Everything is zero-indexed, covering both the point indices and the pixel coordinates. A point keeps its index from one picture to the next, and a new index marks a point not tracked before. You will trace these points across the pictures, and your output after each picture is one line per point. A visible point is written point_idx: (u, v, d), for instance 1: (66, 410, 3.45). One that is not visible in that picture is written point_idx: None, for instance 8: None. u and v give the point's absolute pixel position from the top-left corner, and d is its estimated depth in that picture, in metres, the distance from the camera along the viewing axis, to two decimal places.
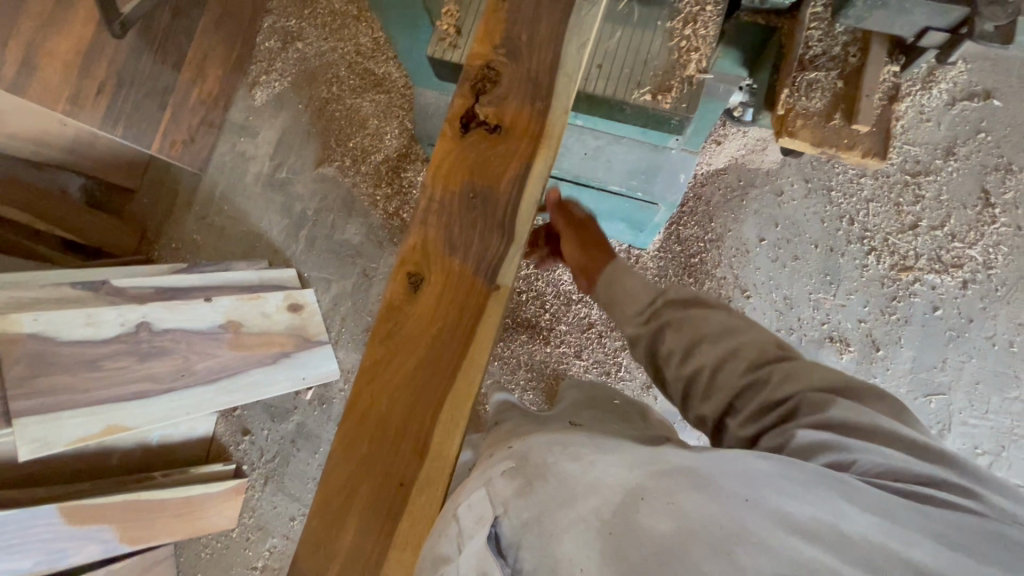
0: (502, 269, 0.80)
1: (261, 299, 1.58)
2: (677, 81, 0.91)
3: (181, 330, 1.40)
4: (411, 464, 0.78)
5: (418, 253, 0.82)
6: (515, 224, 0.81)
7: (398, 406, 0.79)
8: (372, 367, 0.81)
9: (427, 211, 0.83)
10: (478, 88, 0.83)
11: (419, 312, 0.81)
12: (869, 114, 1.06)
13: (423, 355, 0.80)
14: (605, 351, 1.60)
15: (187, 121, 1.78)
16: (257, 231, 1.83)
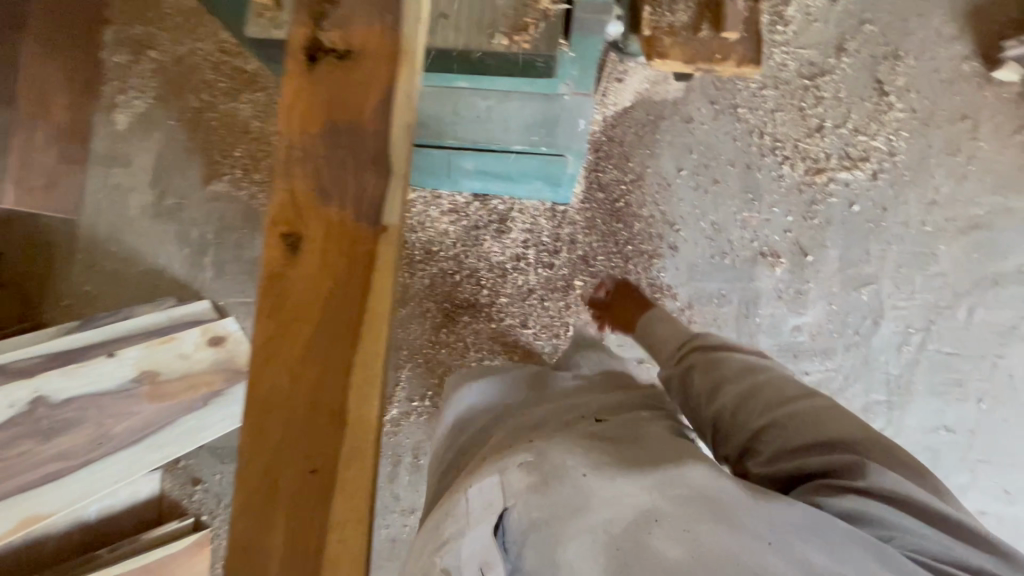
0: (386, 207, 0.72)
1: (175, 340, 1.39)
2: (532, 18, 0.89)
3: (89, 395, 1.28)
4: (333, 437, 0.70)
5: (288, 210, 0.73)
6: (390, 154, 0.72)
7: (303, 381, 0.71)
8: (265, 345, 0.72)
9: (287, 160, 0.73)
10: (317, 13, 0.74)
11: (305, 275, 0.72)
12: (735, 20, 1.10)
13: (320, 319, 0.71)
14: (551, 313, 1.56)
15: (43, 163, 1.57)
16: (155, 269, 1.65)
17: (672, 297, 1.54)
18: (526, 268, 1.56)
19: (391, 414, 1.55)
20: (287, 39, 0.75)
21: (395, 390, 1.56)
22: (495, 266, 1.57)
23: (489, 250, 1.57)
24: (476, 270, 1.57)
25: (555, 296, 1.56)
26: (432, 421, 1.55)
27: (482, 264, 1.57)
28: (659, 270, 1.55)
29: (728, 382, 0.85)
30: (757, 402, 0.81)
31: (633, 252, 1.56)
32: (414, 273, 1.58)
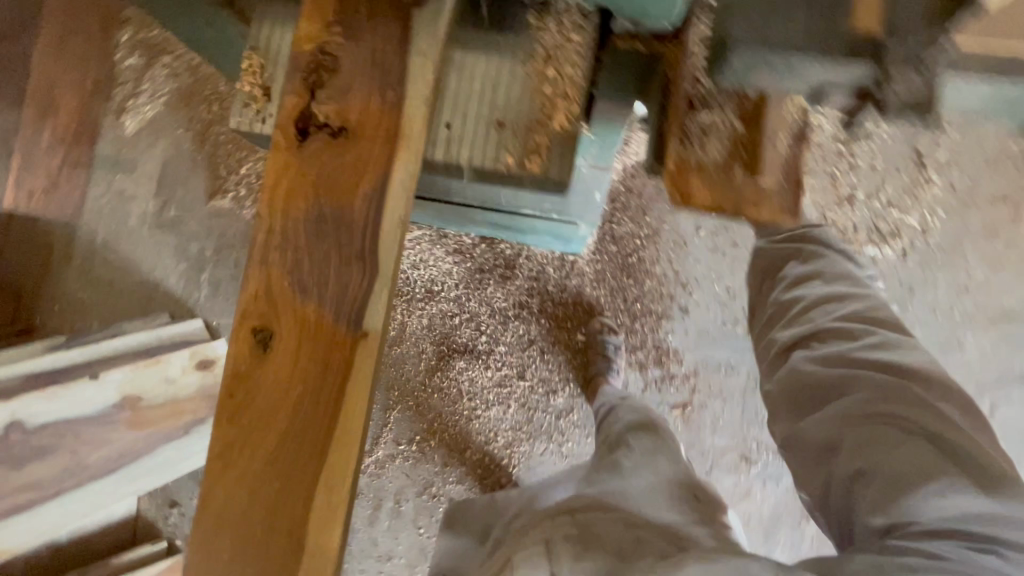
0: (369, 312, 0.67)
1: (163, 363, 1.34)
2: (544, 138, 0.87)
3: (65, 421, 1.24)
4: (291, 552, 0.66)
5: (263, 302, 0.68)
6: (377, 251, 0.66)
7: (264, 488, 0.67)
8: (227, 446, 0.67)
9: (266, 247, 0.67)
10: (312, 83, 0.68)
11: (275, 374, 0.67)
12: (774, 164, 0.74)
13: (287, 424, 0.67)
14: (551, 368, 1.50)
15: None
16: (151, 281, 1.60)
17: (677, 363, 1.47)
18: (528, 318, 1.50)
19: (376, 455, 1.52)
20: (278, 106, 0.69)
21: (381, 432, 1.52)
22: (496, 314, 1.51)
23: (491, 297, 1.51)
24: (477, 315, 1.51)
25: (556, 351, 1.50)
26: (416, 467, 1.51)
27: (484, 309, 1.51)
28: (667, 333, 1.48)
29: (817, 278, 0.93)
30: (809, 377, 0.84)
31: (641, 311, 1.49)
32: (412, 312, 1.53)
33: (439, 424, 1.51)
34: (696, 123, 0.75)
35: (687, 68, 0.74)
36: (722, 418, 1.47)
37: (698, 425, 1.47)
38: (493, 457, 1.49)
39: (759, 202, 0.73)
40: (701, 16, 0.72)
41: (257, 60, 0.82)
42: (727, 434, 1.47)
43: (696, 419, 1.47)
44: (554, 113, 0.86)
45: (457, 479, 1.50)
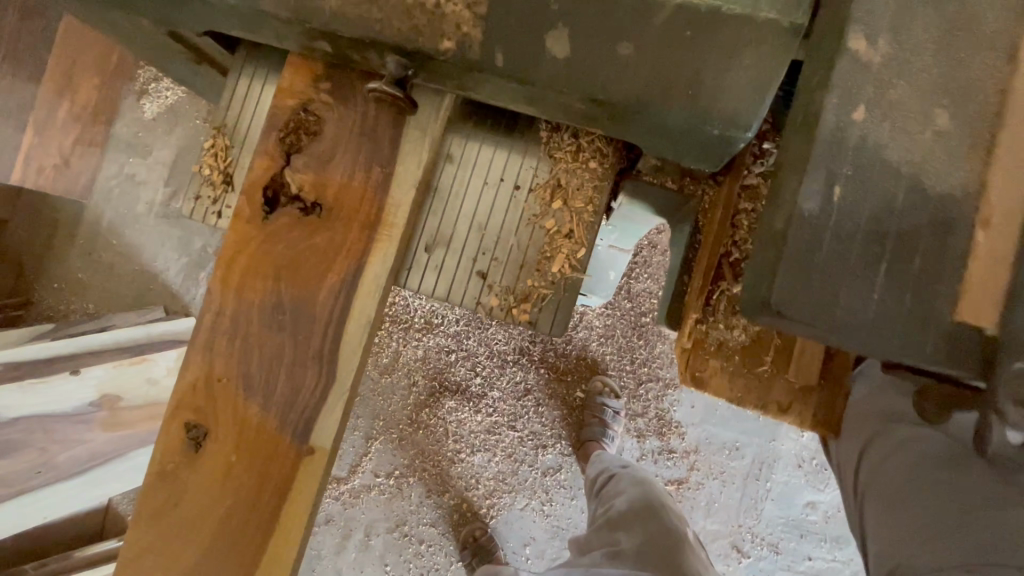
0: (317, 428, 0.68)
1: (149, 362, 1.30)
2: (539, 286, 0.75)
3: (37, 416, 1.16)
4: None
5: (201, 396, 0.69)
6: (335, 360, 0.67)
7: (198, 570, 0.70)
8: (166, 522, 0.71)
9: (214, 333, 0.69)
10: (289, 144, 0.67)
11: (213, 469, 0.69)
12: (811, 368, 0.65)
13: (223, 517, 0.69)
14: (544, 422, 1.41)
15: (59, 143, 1.44)
16: (150, 272, 1.55)
17: (678, 437, 1.38)
18: (527, 365, 1.40)
19: (352, 483, 1.44)
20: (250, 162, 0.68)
21: (360, 460, 1.44)
22: (495, 357, 1.40)
23: (492, 339, 1.40)
24: (474, 354, 1.41)
25: (552, 405, 1.41)
26: (392, 502, 1.44)
27: (483, 350, 1.40)
28: (671, 403, 1.38)
29: None
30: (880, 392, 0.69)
31: (647, 376, 1.39)
32: (408, 341, 1.42)
33: (422, 461, 1.43)
34: (725, 293, 0.67)
35: (721, 229, 0.67)
36: (718, 502, 1.37)
37: (691, 506, 1.38)
38: (472, 504, 1.42)
39: (789, 402, 0.67)
40: (750, 164, 0.67)
41: (223, 141, 0.82)
42: (720, 520, 1.37)
43: (689, 498, 1.38)
44: (554, 259, 0.74)
45: (432, 522, 1.43)
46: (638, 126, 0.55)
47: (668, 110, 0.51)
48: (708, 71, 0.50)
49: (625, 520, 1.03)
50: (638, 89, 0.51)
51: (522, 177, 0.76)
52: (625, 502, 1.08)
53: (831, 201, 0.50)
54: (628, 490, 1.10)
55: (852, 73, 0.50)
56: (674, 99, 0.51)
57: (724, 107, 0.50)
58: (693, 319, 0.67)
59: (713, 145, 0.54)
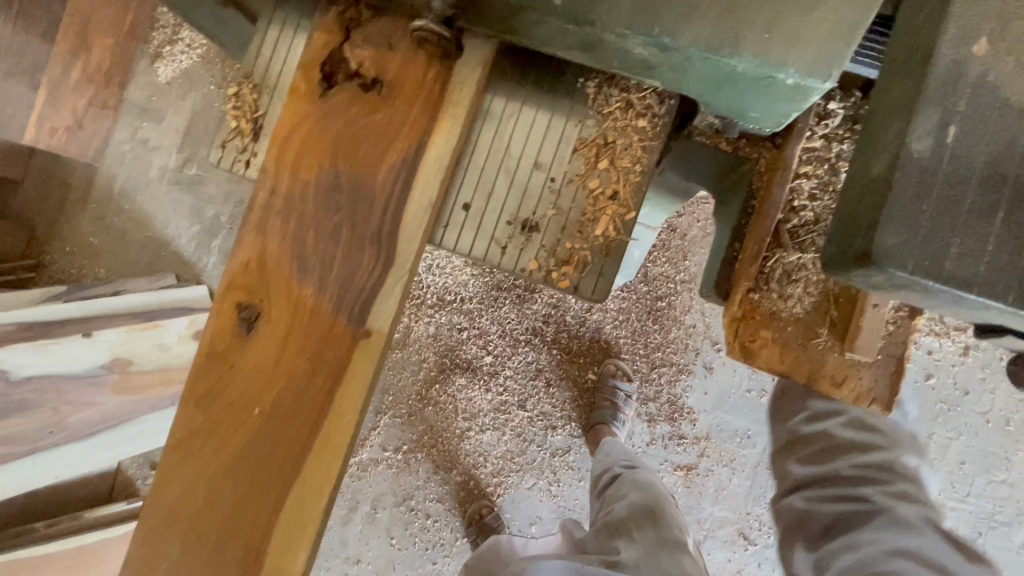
0: (373, 310, 0.66)
1: (159, 327, 1.28)
2: (585, 249, 0.73)
3: (50, 376, 1.16)
4: (257, 535, 0.67)
5: (253, 275, 0.67)
6: (395, 241, 0.65)
7: (244, 459, 0.68)
8: (213, 410, 0.69)
9: (267, 212, 0.67)
10: (349, 18, 0.66)
11: (262, 356, 0.67)
12: (873, 337, 0.64)
13: (273, 404, 0.67)
14: (553, 404, 1.40)
15: (73, 104, 1.40)
16: (162, 239, 1.53)
17: (689, 422, 1.36)
18: (540, 348, 1.39)
19: (361, 456, 1.44)
20: (309, 38, 0.67)
21: (369, 435, 1.43)
22: (507, 337, 1.39)
23: (505, 318, 1.38)
24: (486, 333, 1.39)
25: (562, 387, 1.40)
26: (399, 477, 1.44)
27: (494, 329, 1.39)
28: (684, 389, 1.37)
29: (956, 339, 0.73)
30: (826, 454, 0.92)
31: (661, 360, 1.38)
32: (421, 318, 1.41)
33: (432, 438, 1.42)
34: (779, 261, 0.67)
35: (783, 191, 0.66)
36: (727, 489, 1.36)
37: (699, 492, 1.37)
38: (479, 481, 1.42)
39: (842, 376, 0.66)
40: (815, 125, 0.67)
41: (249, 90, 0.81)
42: (728, 507, 1.37)
43: (698, 484, 1.37)
44: (598, 221, 0.72)
45: (439, 497, 1.43)
46: (701, 68, 0.49)
47: (737, 57, 0.46)
48: (785, 10, 0.44)
49: (627, 527, 1.01)
50: (706, 33, 0.46)
51: (567, 135, 0.74)
52: (625, 509, 1.05)
53: (945, 140, 0.47)
54: (630, 495, 1.08)
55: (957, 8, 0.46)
56: (746, 44, 0.46)
57: (803, 49, 0.45)
58: (745, 287, 0.66)
59: (785, 94, 0.49)
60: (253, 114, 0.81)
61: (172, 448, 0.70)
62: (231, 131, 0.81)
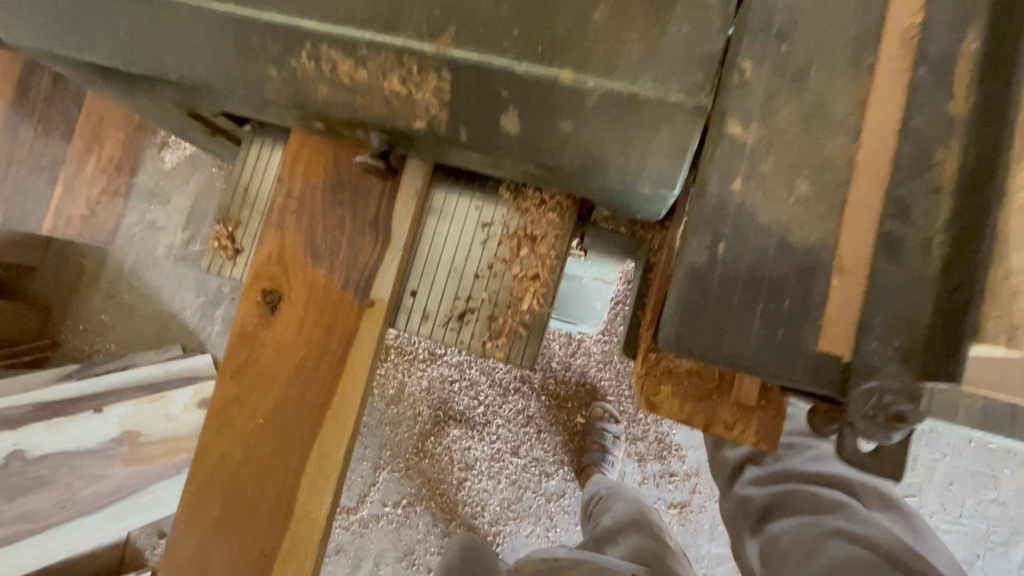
0: (378, 281, 0.68)
1: (166, 398, 1.23)
2: (506, 321, 0.69)
3: (65, 452, 1.10)
4: (284, 494, 0.69)
5: (274, 265, 0.70)
6: (391, 225, 0.68)
7: (268, 432, 0.70)
8: (240, 389, 0.71)
9: (282, 213, 0.70)
10: None
11: (281, 334, 0.70)
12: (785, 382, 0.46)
13: (293, 377, 0.69)
14: (547, 447, 1.44)
15: (86, 194, 1.41)
16: (169, 311, 1.52)
17: (678, 459, 1.39)
18: (530, 392, 1.44)
19: (361, 512, 1.47)
20: None
21: (368, 490, 1.47)
22: (496, 385, 1.45)
23: (494, 367, 1.45)
24: (477, 383, 1.45)
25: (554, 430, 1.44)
26: (399, 531, 1.46)
27: (485, 379, 1.45)
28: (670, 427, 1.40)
29: None
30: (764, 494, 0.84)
31: None
32: (413, 371, 1.47)
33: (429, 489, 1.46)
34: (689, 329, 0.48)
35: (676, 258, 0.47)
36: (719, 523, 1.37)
37: (694, 530, 1.38)
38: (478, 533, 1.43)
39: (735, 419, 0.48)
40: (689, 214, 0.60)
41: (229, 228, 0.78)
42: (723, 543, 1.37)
43: (693, 521, 1.38)
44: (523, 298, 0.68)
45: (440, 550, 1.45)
46: (583, 183, 0.42)
47: (603, 175, 0.39)
48: (636, 142, 0.37)
49: (613, 536, 0.99)
50: (581, 156, 0.39)
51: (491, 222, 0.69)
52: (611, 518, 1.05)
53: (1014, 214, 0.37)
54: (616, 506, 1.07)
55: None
56: (604, 177, 0.40)
57: (656, 155, 0.37)
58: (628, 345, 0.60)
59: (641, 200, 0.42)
60: (228, 230, 0.78)
61: (209, 425, 0.73)
62: (213, 247, 0.77)
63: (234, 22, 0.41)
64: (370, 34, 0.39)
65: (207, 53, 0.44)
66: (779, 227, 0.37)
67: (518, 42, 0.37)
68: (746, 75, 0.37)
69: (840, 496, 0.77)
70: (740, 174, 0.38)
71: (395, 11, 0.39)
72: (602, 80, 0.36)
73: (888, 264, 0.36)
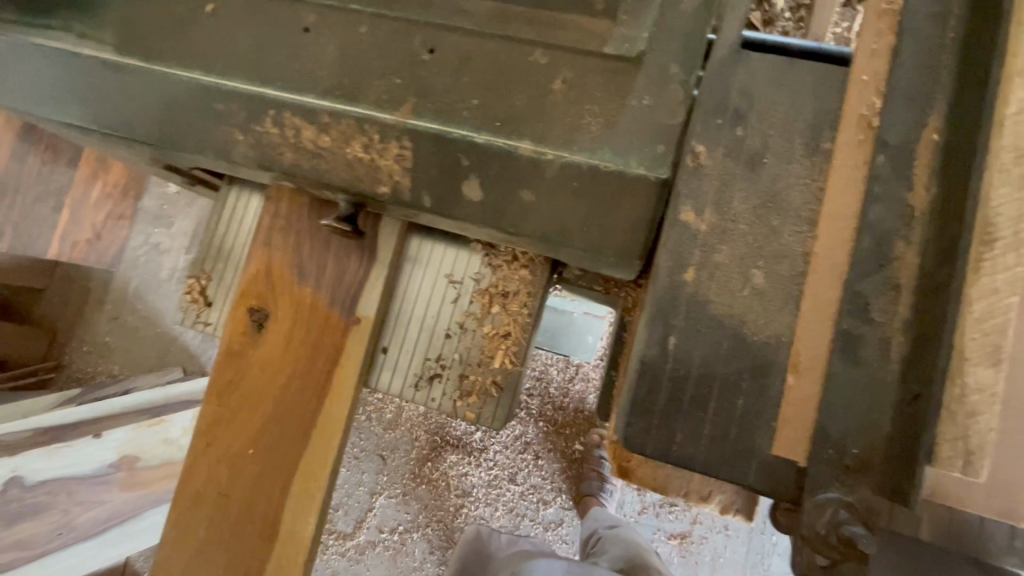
0: (367, 293, 0.49)
1: (166, 422, 1.05)
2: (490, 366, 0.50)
3: (61, 478, 0.89)
4: (260, 541, 0.50)
5: (262, 285, 0.51)
6: (380, 243, 0.49)
7: (244, 467, 0.51)
8: (209, 427, 0.52)
9: (267, 226, 0.50)
10: None
11: (263, 358, 0.50)
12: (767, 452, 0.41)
13: (270, 411, 0.50)
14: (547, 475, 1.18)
15: (90, 220, 1.24)
16: (171, 334, 1.41)
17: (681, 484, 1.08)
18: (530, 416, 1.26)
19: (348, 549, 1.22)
20: None
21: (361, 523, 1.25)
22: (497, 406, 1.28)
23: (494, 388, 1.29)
24: None
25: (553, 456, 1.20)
26: None
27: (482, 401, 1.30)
28: None
29: None
30: None
31: None
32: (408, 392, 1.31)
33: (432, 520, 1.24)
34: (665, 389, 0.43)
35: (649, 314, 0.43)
36: (725, 558, 1.05)
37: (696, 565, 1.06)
38: None
39: (710, 489, 0.42)
40: None
41: (201, 281, 0.55)
42: None
43: (695, 553, 1.06)
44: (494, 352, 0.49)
45: None
46: (558, 252, 0.40)
47: (567, 246, 0.38)
48: (598, 215, 0.36)
49: None
50: (546, 225, 0.38)
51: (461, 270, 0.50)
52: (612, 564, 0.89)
53: None
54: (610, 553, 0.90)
55: None
56: (570, 246, 0.38)
57: (616, 236, 0.36)
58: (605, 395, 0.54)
59: (611, 265, 0.39)
60: (200, 280, 0.55)
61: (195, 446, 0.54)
62: (182, 300, 0.55)
63: (201, 88, 0.42)
64: (333, 101, 0.39)
65: (175, 113, 0.44)
66: (731, 319, 0.29)
67: (478, 112, 0.37)
68: (699, 160, 0.32)
69: None
70: (692, 262, 0.30)
71: (357, 82, 0.39)
72: (561, 150, 0.35)
73: (846, 368, 0.28)
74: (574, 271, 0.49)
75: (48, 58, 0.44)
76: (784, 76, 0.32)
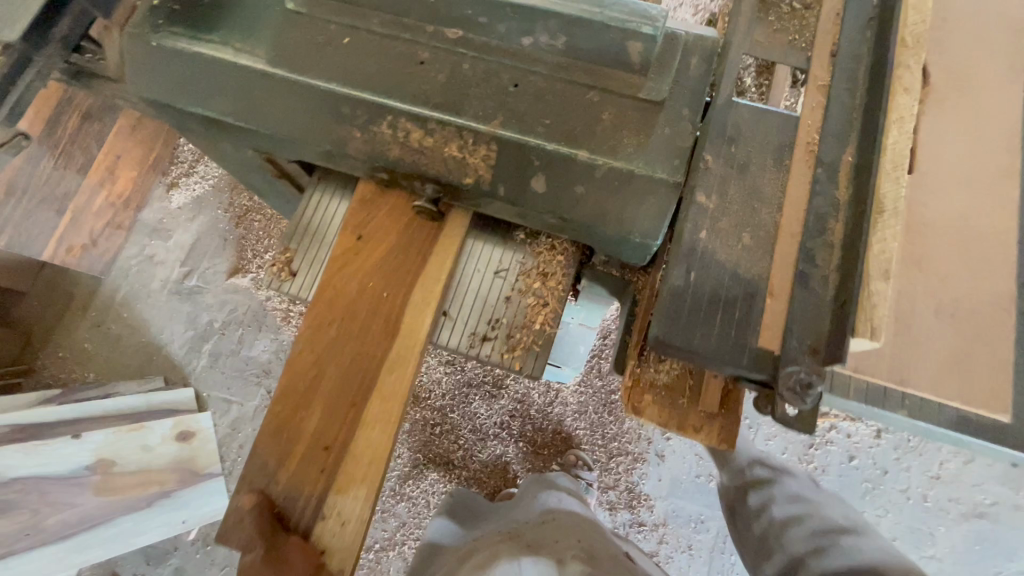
0: None
1: (146, 429, 1.01)
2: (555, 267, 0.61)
3: (38, 476, 0.88)
4: (381, 341, 0.56)
5: None
6: None
7: (369, 283, 0.58)
8: (340, 255, 0.59)
9: None
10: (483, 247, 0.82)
11: (392, 206, 0.60)
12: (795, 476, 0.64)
13: (395, 240, 0.59)
14: None
15: (91, 227, 1.11)
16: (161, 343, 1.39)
17: (649, 508, 1.11)
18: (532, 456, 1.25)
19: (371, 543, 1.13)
20: None
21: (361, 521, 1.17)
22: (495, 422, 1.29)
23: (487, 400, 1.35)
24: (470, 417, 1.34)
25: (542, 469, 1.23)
26: None
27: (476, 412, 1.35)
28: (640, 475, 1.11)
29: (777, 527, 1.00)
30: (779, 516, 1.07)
31: (619, 450, 1.13)
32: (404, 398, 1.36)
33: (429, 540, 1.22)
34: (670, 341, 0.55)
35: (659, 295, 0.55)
36: None
37: None
38: None
39: (703, 422, 0.55)
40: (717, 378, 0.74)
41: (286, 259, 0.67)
42: None
43: None
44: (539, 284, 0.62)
45: None
46: (594, 236, 0.54)
47: (603, 229, 0.51)
48: (630, 206, 0.50)
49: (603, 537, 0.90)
50: (591, 214, 0.51)
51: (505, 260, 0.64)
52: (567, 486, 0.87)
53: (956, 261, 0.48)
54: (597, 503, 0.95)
55: (961, 145, 0.49)
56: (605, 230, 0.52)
57: (640, 225, 0.50)
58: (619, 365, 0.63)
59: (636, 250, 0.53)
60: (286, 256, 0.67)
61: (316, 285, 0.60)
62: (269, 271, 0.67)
63: (333, 90, 0.55)
64: (440, 113, 0.54)
65: (302, 108, 0.56)
66: (730, 263, 0.45)
67: (549, 129, 0.52)
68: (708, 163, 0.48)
69: (857, 535, 0.74)
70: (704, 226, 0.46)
71: (459, 101, 0.54)
72: (608, 159, 0.50)
73: (802, 293, 0.43)
74: (600, 259, 0.63)
75: (208, 62, 0.57)
76: (759, 119, 0.50)
